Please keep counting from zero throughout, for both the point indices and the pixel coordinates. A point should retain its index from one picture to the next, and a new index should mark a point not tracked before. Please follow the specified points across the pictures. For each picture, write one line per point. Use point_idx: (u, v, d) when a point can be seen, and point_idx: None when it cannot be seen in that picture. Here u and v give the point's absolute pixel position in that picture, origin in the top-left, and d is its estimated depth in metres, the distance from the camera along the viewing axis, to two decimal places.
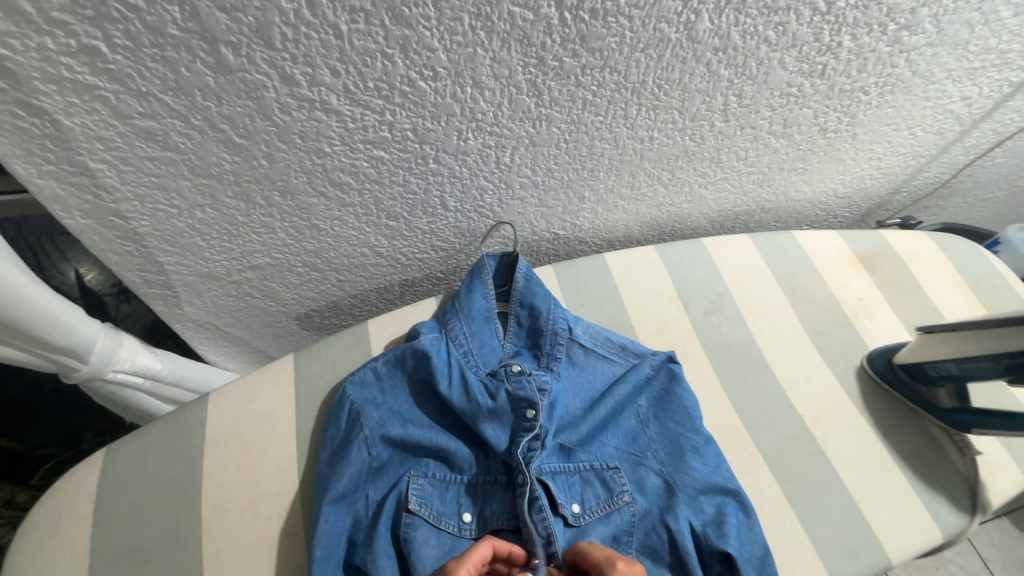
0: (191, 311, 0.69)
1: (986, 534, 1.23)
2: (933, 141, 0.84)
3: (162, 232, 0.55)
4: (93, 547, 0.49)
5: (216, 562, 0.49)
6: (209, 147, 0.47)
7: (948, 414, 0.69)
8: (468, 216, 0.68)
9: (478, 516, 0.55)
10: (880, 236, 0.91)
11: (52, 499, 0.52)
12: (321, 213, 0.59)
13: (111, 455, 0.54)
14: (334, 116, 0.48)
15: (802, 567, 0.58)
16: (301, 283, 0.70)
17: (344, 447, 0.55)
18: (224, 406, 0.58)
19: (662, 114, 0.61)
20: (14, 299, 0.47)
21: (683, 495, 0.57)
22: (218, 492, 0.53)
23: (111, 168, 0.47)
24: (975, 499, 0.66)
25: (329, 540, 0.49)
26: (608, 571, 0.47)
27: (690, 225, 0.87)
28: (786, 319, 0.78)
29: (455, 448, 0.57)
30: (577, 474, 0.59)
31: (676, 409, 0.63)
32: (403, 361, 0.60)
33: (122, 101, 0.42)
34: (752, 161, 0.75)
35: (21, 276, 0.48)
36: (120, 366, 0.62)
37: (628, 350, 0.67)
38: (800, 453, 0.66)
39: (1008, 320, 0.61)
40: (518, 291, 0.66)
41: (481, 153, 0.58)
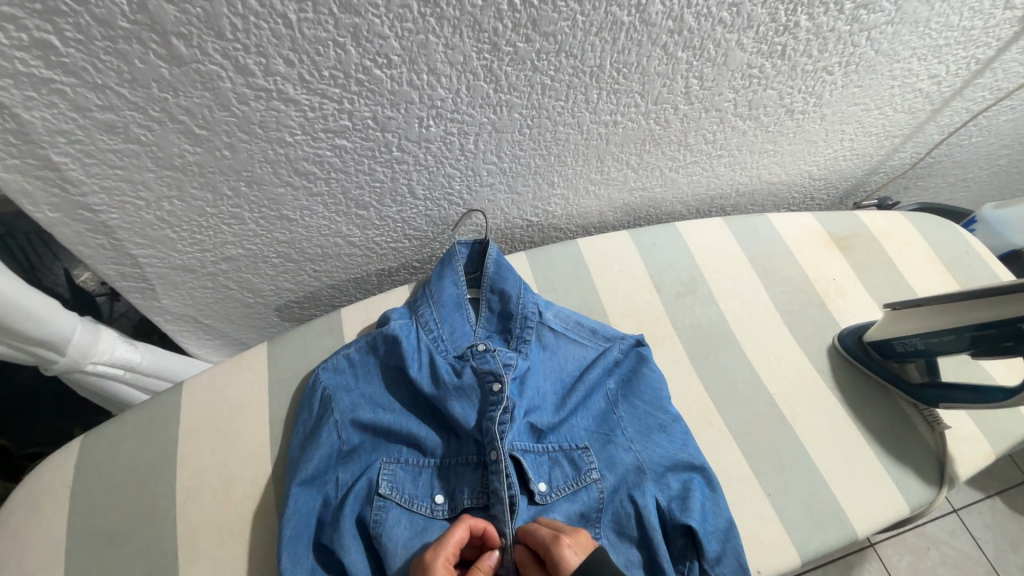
0: (169, 304, 0.70)
1: (978, 514, 1.24)
2: (904, 120, 0.85)
3: (132, 224, 0.56)
4: (70, 531, 0.50)
5: (189, 544, 0.51)
6: (171, 138, 0.49)
7: (917, 389, 0.70)
8: (437, 204, 0.69)
9: (449, 497, 0.56)
10: (855, 217, 0.92)
11: (30, 483, 0.53)
12: (289, 203, 0.60)
13: (87, 441, 0.55)
14: (292, 105, 0.49)
15: (767, 540, 0.59)
16: (277, 274, 0.71)
17: (315, 431, 0.56)
18: (198, 394, 0.59)
19: (623, 98, 0.61)
20: None
21: (651, 472, 0.59)
22: (192, 477, 0.54)
23: (75, 161, 0.48)
24: (943, 472, 0.67)
25: (298, 519, 0.51)
26: (553, 548, 0.47)
27: (665, 210, 0.88)
28: (758, 300, 0.79)
29: (425, 432, 0.58)
30: (547, 454, 0.60)
31: (644, 390, 0.64)
32: (375, 347, 0.61)
33: (79, 94, 0.43)
34: (721, 144, 0.76)
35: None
36: (99, 358, 0.63)
37: (599, 333, 0.68)
38: (768, 430, 0.67)
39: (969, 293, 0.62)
40: (489, 277, 0.67)
41: (444, 140, 0.59)
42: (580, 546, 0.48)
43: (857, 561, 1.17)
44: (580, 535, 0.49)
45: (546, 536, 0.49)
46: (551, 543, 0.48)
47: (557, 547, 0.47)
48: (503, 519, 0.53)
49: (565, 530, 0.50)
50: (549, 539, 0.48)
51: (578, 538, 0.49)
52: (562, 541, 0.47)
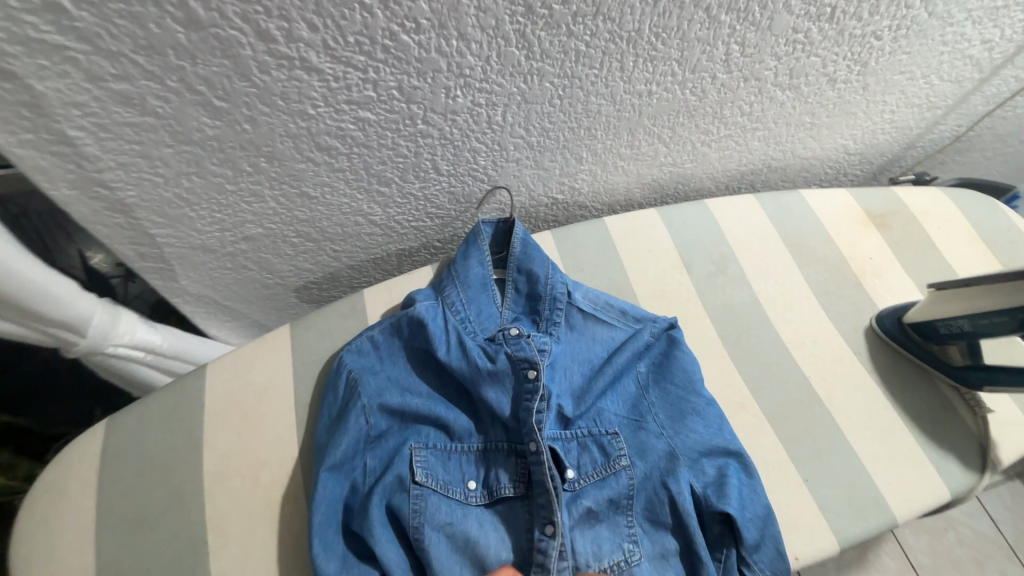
0: (188, 285, 0.69)
1: (1000, 496, 1.22)
2: (950, 90, 0.81)
3: (150, 203, 0.55)
4: (99, 516, 0.50)
5: (219, 529, 0.50)
6: (189, 111, 0.46)
7: (962, 372, 0.67)
8: (462, 180, 0.66)
9: (483, 483, 0.55)
10: (892, 193, 0.88)
11: (56, 468, 0.52)
12: (311, 179, 0.58)
13: (113, 425, 0.54)
14: (315, 74, 0.46)
15: (805, 525, 0.58)
16: (297, 254, 0.70)
17: (342, 416, 0.54)
18: (222, 376, 0.58)
19: (660, 66, 0.58)
20: (9, 273, 0.47)
21: (684, 458, 0.57)
22: (219, 461, 0.53)
23: (90, 136, 0.45)
24: (985, 457, 0.65)
25: (327, 506, 0.49)
26: None
27: (694, 186, 0.85)
28: (792, 281, 0.76)
29: (453, 415, 0.57)
30: (575, 439, 0.59)
31: (676, 373, 0.63)
32: (400, 330, 0.59)
33: (93, 62, 0.40)
34: (758, 116, 0.72)
35: (11, 251, 0.47)
36: (119, 340, 0.62)
37: (628, 316, 0.66)
38: (803, 413, 0.65)
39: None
40: (515, 257, 0.65)
41: (471, 111, 0.56)
42: None
43: (874, 542, 1.15)
44: None
45: None
46: None
47: None
48: (544, 507, 0.52)
49: None
50: None
51: None
52: None
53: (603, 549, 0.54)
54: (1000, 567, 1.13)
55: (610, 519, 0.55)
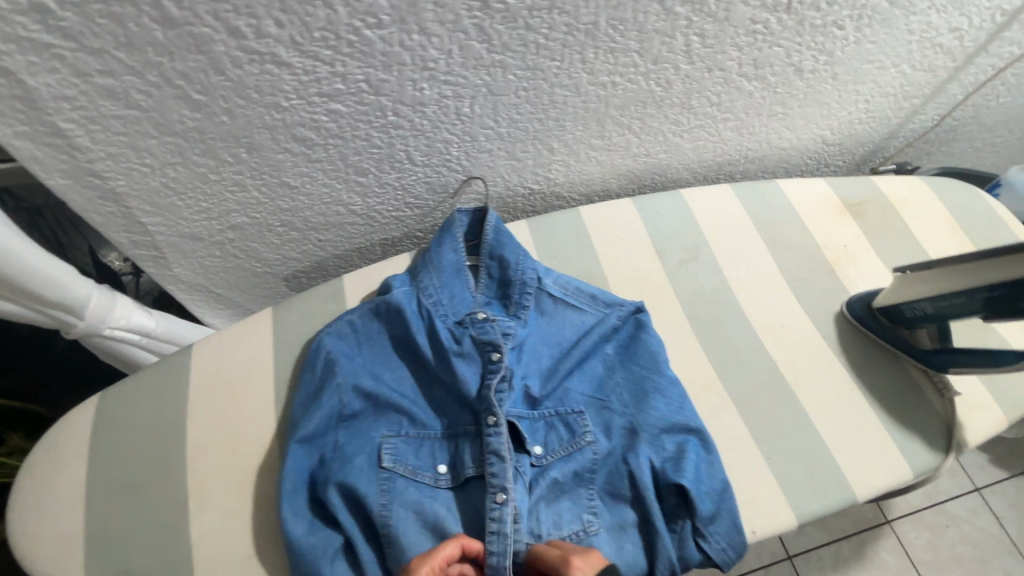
0: (181, 273, 0.73)
1: (1003, 493, 1.21)
2: (924, 79, 0.81)
3: (139, 192, 0.58)
4: (89, 482, 0.54)
5: (199, 495, 0.53)
6: (170, 104, 0.50)
7: (925, 355, 0.69)
8: (437, 170, 0.69)
9: (453, 467, 0.56)
10: (871, 183, 0.89)
11: (53, 435, 0.56)
12: (289, 169, 0.61)
13: (105, 397, 0.58)
14: (285, 68, 0.50)
15: (763, 500, 0.60)
16: (282, 243, 0.73)
17: (317, 393, 0.57)
18: (207, 354, 0.61)
19: (621, 57, 0.60)
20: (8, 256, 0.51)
21: (645, 434, 0.59)
22: (200, 434, 0.57)
23: (80, 128, 0.49)
24: (950, 438, 0.66)
25: (296, 475, 0.53)
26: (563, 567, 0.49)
27: (671, 177, 0.86)
28: (764, 267, 0.78)
29: (422, 412, 0.59)
30: (542, 419, 0.61)
31: (643, 355, 0.64)
32: (379, 314, 0.62)
33: (79, 59, 0.44)
34: (727, 106, 0.74)
35: (10, 237, 0.51)
36: (115, 323, 0.66)
37: (599, 300, 0.67)
38: (769, 394, 0.67)
39: (985, 252, 0.59)
40: (488, 243, 0.67)
41: (439, 103, 0.59)
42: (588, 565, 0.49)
43: (871, 537, 1.14)
44: (591, 556, 0.50)
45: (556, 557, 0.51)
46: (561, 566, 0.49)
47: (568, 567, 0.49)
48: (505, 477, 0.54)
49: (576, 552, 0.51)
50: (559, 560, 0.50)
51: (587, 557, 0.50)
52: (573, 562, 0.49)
53: (562, 519, 0.56)
54: (1003, 566, 1.13)
55: (572, 491, 0.57)
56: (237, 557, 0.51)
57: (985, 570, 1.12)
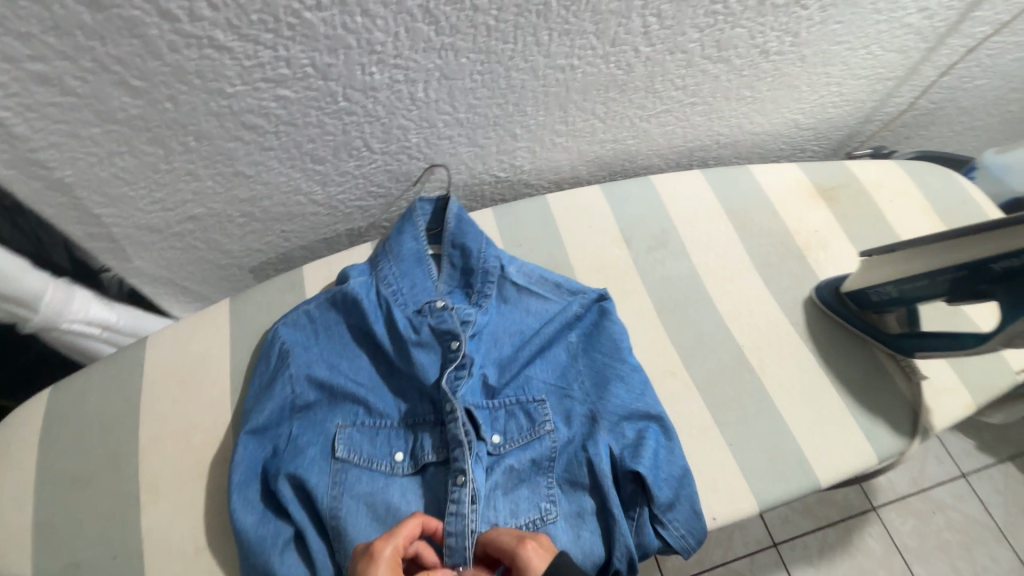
0: (142, 265, 0.72)
1: (988, 479, 1.21)
2: (896, 61, 0.80)
3: (89, 182, 0.58)
4: (40, 473, 0.53)
5: (151, 486, 0.53)
6: (108, 90, 0.49)
7: (893, 339, 0.68)
8: (397, 158, 0.68)
9: (410, 454, 0.56)
10: (845, 167, 0.88)
11: (4, 431, 0.56)
12: (243, 158, 0.60)
13: (56, 392, 0.58)
14: (226, 53, 0.49)
15: (725, 487, 0.59)
16: (244, 234, 0.72)
17: (271, 384, 0.57)
18: (162, 346, 0.61)
19: (577, 39, 0.59)
20: None
21: (605, 422, 0.58)
22: (153, 426, 0.56)
23: (18, 116, 0.48)
24: (917, 422, 0.65)
25: (246, 465, 0.53)
26: (518, 550, 0.47)
27: (642, 163, 0.86)
28: (734, 253, 0.77)
29: (376, 398, 0.58)
30: (502, 408, 0.60)
31: (605, 342, 0.64)
32: (336, 304, 0.61)
33: (6, 44, 0.43)
34: (693, 90, 0.73)
35: None
36: (73, 317, 0.67)
37: (562, 288, 0.66)
38: (734, 380, 0.66)
39: (943, 236, 0.59)
40: (449, 231, 0.66)
41: (392, 88, 0.58)
42: (543, 546, 0.47)
43: (857, 524, 1.14)
44: (544, 539, 0.48)
45: (510, 540, 0.48)
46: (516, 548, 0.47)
47: (523, 550, 0.46)
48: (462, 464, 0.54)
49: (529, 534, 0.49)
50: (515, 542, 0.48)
51: (541, 540, 0.48)
52: (527, 544, 0.47)
53: (519, 508, 0.55)
54: (989, 552, 1.13)
55: (530, 479, 0.57)
56: (188, 548, 0.51)
57: (971, 556, 1.12)
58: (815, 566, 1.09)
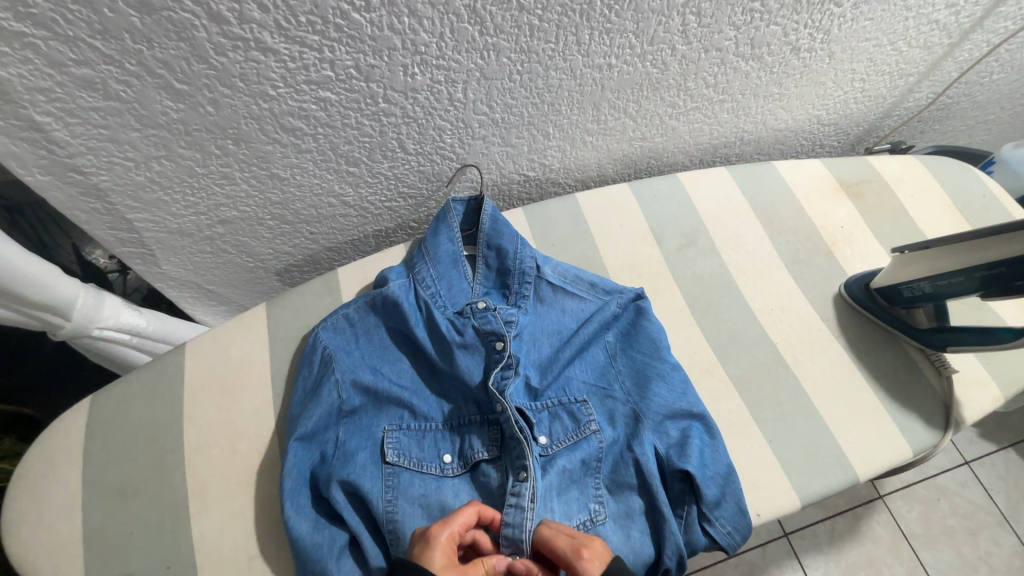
0: (170, 270, 0.71)
1: (993, 466, 1.23)
2: (920, 57, 0.81)
3: (124, 187, 0.57)
4: (86, 484, 0.53)
5: (199, 494, 0.53)
6: (151, 94, 0.48)
7: (924, 334, 0.69)
8: (430, 158, 0.67)
9: (459, 455, 0.56)
10: (866, 163, 0.88)
11: (45, 440, 0.55)
12: (279, 160, 0.59)
13: (97, 400, 0.57)
14: (271, 55, 0.48)
15: (766, 482, 0.60)
16: (274, 237, 0.71)
17: (316, 389, 0.56)
18: (201, 352, 0.60)
19: (617, 38, 0.59)
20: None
21: (649, 421, 0.59)
22: (198, 433, 0.56)
23: (58, 121, 0.47)
24: (948, 415, 0.66)
25: (297, 472, 0.52)
26: (573, 561, 0.45)
27: (667, 161, 0.86)
28: (763, 250, 0.77)
29: (420, 400, 0.58)
30: (545, 409, 0.60)
31: (643, 341, 0.64)
32: (376, 307, 0.60)
33: (52, 48, 0.42)
34: (723, 88, 0.73)
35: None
36: (104, 323, 0.64)
37: (598, 287, 0.66)
38: (769, 377, 0.67)
39: (968, 236, 0.60)
40: (484, 232, 0.65)
41: (431, 89, 0.57)
42: (598, 553, 0.46)
43: (865, 512, 1.16)
44: (597, 544, 0.47)
45: (565, 547, 0.47)
46: (572, 558, 0.46)
47: (578, 561, 0.45)
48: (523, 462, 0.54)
49: (582, 538, 0.48)
50: (569, 551, 0.46)
51: (595, 545, 0.47)
52: (583, 555, 0.45)
53: (571, 509, 0.55)
54: (993, 536, 1.15)
55: (580, 480, 0.57)
56: (240, 556, 0.50)
57: (975, 541, 1.14)
58: (826, 554, 1.11)
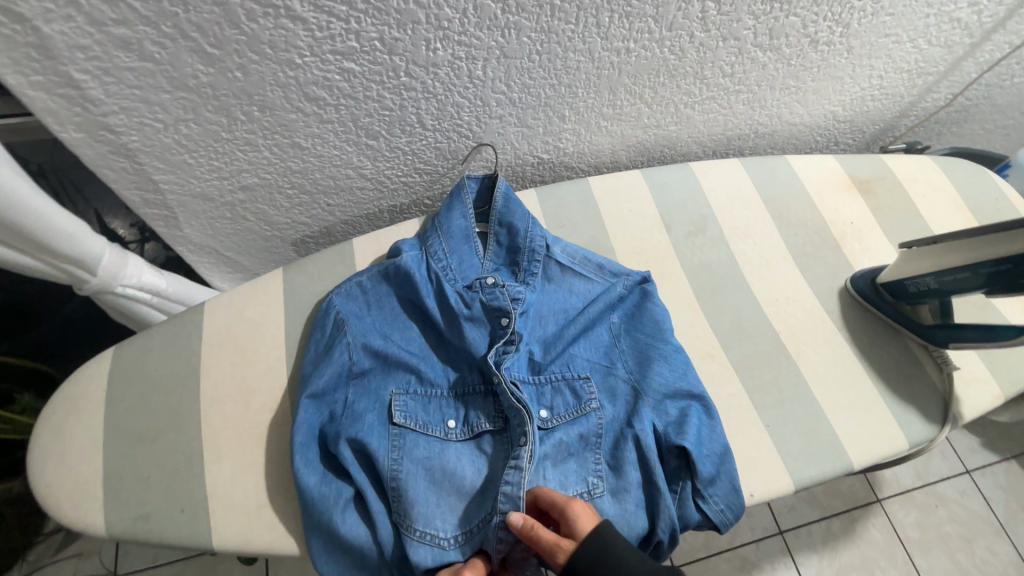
0: (191, 234, 0.73)
1: (993, 476, 1.23)
2: (940, 56, 0.81)
3: (152, 147, 0.59)
4: (107, 429, 0.55)
5: (212, 445, 0.55)
6: (184, 57, 0.50)
7: (928, 331, 0.69)
8: (447, 135, 0.69)
9: (463, 421, 0.58)
10: (880, 161, 0.88)
11: (69, 387, 0.58)
12: (301, 130, 0.61)
13: (119, 351, 0.60)
14: (300, 23, 0.49)
15: (763, 467, 0.61)
16: (293, 206, 0.73)
17: (328, 350, 0.58)
18: (218, 312, 0.62)
19: (637, 23, 0.60)
20: (37, 218, 0.52)
21: (649, 399, 0.60)
22: (213, 387, 0.58)
23: (94, 80, 0.49)
24: (947, 411, 0.67)
25: (306, 428, 0.54)
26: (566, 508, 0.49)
27: (681, 150, 0.87)
28: (770, 241, 0.78)
29: (427, 367, 0.60)
30: (548, 383, 0.61)
31: (647, 323, 0.65)
32: (388, 277, 0.62)
33: (95, 7, 0.44)
34: (739, 78, 0.73)
35: (40, 198, 0.52)
36: (127, 282, 0.66)
37: (605, 270, 0.68)
38: (770, 364, 0.68)
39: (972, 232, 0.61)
40: (497, 210, 0.66)
41: (452, 65, 0.58)
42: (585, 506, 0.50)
43: (861, 515, 1.16)
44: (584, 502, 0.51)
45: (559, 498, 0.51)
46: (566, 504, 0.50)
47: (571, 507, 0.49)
48: (521, 429, 0.56)
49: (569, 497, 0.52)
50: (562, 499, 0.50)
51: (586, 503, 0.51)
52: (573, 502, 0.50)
53: (569, 480, 0.57)
54: (989, 545, 1.15)
55: (578, 454, 0.58)
56: (251, 504, 0.53)
57: (971, 548, 1.15)
58: (819, 553, 1.12)
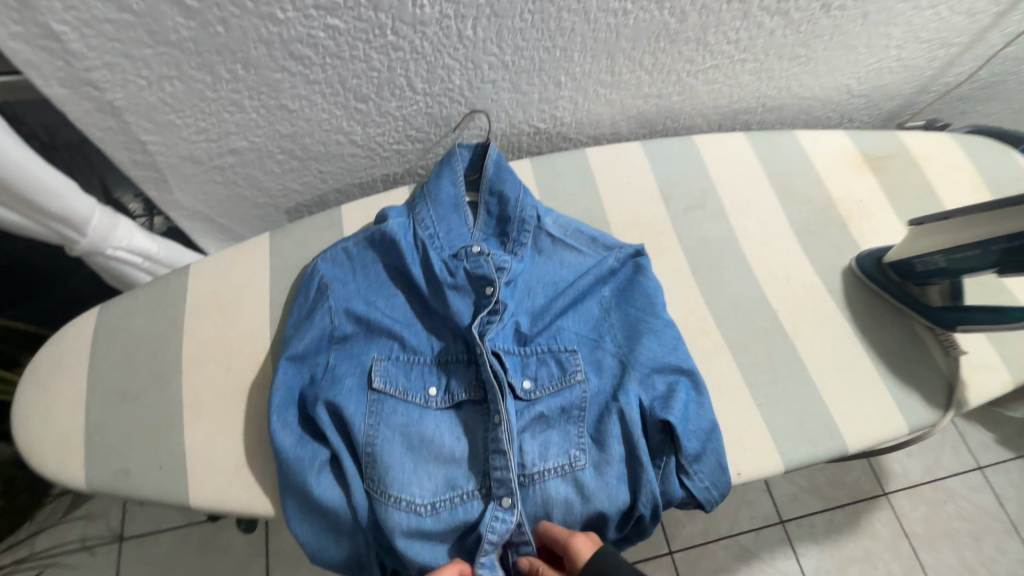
0: (182, 199, 0.73)
1: (1007, 474, 1.19)
2: (963, 25, 0.76)
3: (138, 106, 0.58)
4: (90, 385, 0.56)
5: (193, 405, 0.55)
6: (163, 9, 0.49)
7: (936, 313, 0.66)
8: (438, 100, 0.67)
9: (445, 389, 0.57)
10: (895, 137, 0.84)
11: (55, 342, 0.59)
12: (287, 91, 0.60)
13: (105, 310, 0.60)
14: None
15: (753, 446, 0.60)
16: (284, 172, 0.72)
17: (310, 314, 0.58)
18: (203, 274, 0.62)
19: None
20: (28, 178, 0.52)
21: (636, 372, 0.58)
22: (196, 348, 0.58)
23: (74, 32, 0.49)
24: (951, 396, 0.65)
25: (285, 390, 0.54)
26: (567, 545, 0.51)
27: (684, 123, 0.84)
28: (773, 217, 0.75)
29: (410, 334, 0.59)
30: (534, 354, 0.60)
31: (639, 297, 0.63)
32: (373, 242, 0.61)
33: None
34: (745, 46, 0.70)
35: (31, 159, 0.52)
36: (118, 244, 0.66)
37: (598, 242, 0.66)
38: (766, 343, 0.66)
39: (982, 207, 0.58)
40: (488, 178, 0.64)
41: (441, 24, 0.57)
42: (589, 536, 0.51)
43: (866, 508, 1.14)
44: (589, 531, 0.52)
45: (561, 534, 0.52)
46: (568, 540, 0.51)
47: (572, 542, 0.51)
48: (495, 403, 0.55)
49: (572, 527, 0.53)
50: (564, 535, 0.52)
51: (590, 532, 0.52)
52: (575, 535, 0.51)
53: (549, 452, 0.56)
54: (998, 543, 1.12)
55: (560, 426, 0.57)
56: (229, 464, 0.53)
57: (978, 546, 1.12)
58: (819, 545, 1.10)
